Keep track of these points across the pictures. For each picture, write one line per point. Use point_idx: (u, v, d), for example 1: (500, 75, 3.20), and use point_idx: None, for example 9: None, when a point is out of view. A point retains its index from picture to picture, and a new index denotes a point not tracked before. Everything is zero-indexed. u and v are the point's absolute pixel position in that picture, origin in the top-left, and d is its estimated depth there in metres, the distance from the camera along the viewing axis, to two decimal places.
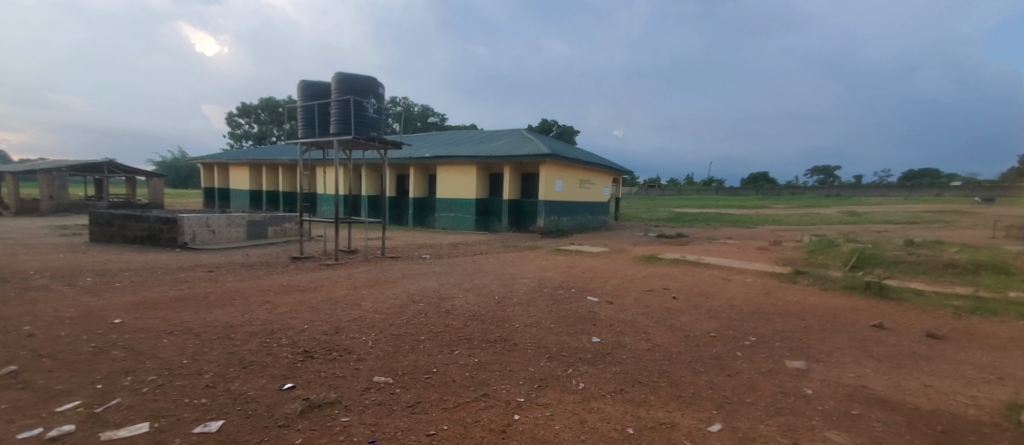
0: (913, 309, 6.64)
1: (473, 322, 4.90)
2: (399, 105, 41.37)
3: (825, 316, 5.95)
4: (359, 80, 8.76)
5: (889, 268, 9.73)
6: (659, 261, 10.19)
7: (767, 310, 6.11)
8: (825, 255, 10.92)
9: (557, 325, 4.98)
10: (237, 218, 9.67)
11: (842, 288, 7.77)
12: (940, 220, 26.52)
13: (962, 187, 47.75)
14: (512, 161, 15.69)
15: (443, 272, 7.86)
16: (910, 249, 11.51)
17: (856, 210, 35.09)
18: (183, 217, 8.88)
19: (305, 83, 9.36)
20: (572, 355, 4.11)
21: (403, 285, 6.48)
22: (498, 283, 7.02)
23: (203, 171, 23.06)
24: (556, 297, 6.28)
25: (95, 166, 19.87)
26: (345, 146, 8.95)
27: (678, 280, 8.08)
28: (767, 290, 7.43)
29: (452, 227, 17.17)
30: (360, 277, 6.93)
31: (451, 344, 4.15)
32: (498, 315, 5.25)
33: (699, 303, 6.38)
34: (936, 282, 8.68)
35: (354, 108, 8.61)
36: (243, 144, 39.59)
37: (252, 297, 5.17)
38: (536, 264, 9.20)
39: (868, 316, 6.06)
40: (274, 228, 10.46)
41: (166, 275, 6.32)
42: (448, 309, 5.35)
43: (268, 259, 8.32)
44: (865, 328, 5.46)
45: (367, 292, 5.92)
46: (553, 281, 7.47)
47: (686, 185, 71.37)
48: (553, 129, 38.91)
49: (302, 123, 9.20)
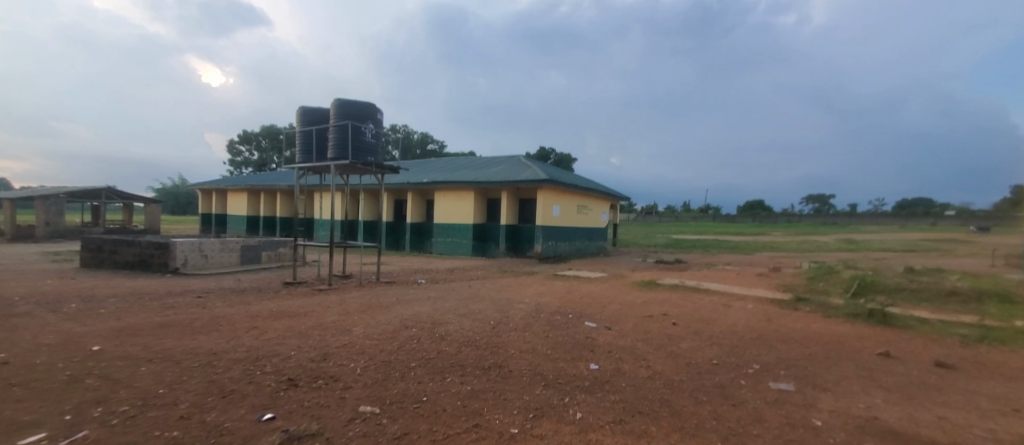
0: (918, 337, 6.49)
1: (467, 348, 4.73)
2: (399, 132, 41.76)
3: (830, 343, 5.80)
4: (358, 105, 8.75)
5: (891, 296, 9.58)
6: (658, 287, 10.03)
7: (770, 337, 5.96)
8: (825, 282, 10.77)
9: (555, 351, 4.81)
10: (230, 242, 9.52)
11: (845, 315, 7.62)
12: (937, 248, 26.53)
13: (957, 216, 48.05)
14: (509, 186, 15.68)
15: (438, 297, 7.70)
16: (910, 276, 11.40)
17: (854, 238, 35.13)
18: (176, 242, 8.74)
19: (303, 108, 9.33)
20: (569, 382, 3.95)
21: (397, 311, 6.31)
22: (494, 309, 6.85)
23: (200, 197, 23.00)
24: (553, 323, 6.12)
25: (93, 192, 19.79)
26: (342, 170, 8.89)
27: (678, 306, 7.91)
28: (769, 317, 7.27)
29: (449, 253, 17.03)
30: (353, 302, 6.76)
31: (443, 371, 3.99)
32: (493, 341, 5.09)
33: (700, 329, 6.22)
34: (940, 310, 8.52)
35: (352, 133, 8.57)
36: (243, 170, 39.73)
37: (240, 323, 5.00)
38: (533, 290, 9.04)
39: (874, 344, 5.91)
40: (268, 253, 10.32)
41: (154, 301, 6.16)
42: (441, 335, 5.19)
43: (260, 284, 8.15)
44: (872, 356, 5.31)
45: (359, 317, 5.75)
46: (550, 306, 7.30)
47: (683, 212, 71.65)
48: (551, 157, 39.16)
49: (300, 148, 9.14)
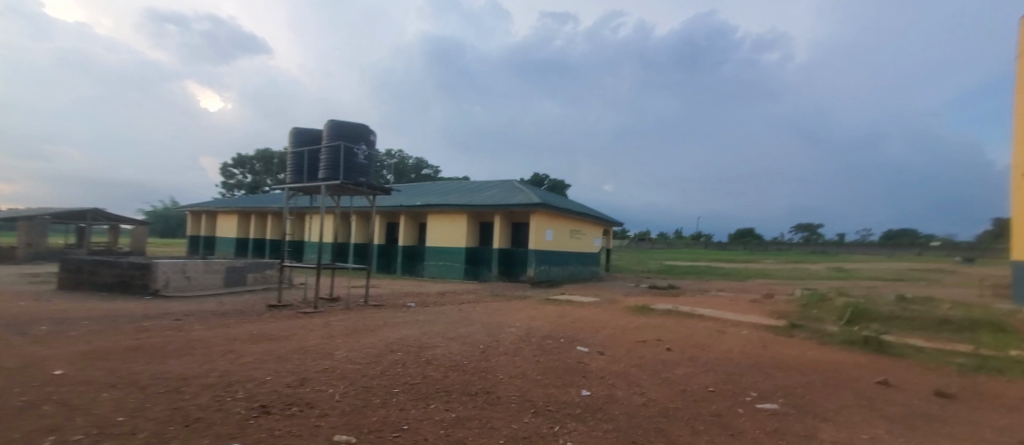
0: (916, 365, 6.36)
1: (453, 373, 4.55)
2: (393, 157, 41.88)
3: (827, 371, 5.66)
4: (351, 126, 8.60)
5: (885, 323, 9.47)
6: (651, 312, 9.86)
7: (766, 364, 5.81)
8: (819, 309, 10.66)
9: (545, 377, 4.63)
10: (215, 263, 9.29)
11: (840, 342, 7.48)
12: (927, 278, 26.66)
13: (944, 246, 48.63)
14: (502, 210, 15.60)
15: (427, 320, 7.49)
16: (904, 304, 11.33)
17: (844, 266, 35.27)
18: (158, 263, 8.50)
19: (296, 129, 9.15)
20: (559, 410, 3.76)
21: (383, 334, 6.11)
22: (483, 333, 6.64)
23: (189, 218, 22.70)
24: (544, 347, 5.94)
25: (79, 214, 19.40)
26: (333, 191, 8.70)
27: (672, 332, 7.74)
28: (764, 343, 7.12)
29: (440, 276, 16.80)
30: (338, 325, 6.54)
31: (427, 397, 3.80)
32: (481, 365, 4.91)
33: (695, 355, 6.06)
34: (935, 338, 8.41)
35: (343, 154, 8.41)
36: (234, 193, 39.52)
37: (216, 347, 4.78)
38: (524, 314, 8.84)
39: (872, 372, 5.77)
40: (254, 275, 10.08)
41: (128, 323, 5.91)
42: (428, 359, 5.00)
43: (243, 307, 7.91)
44: (871, 385, 5.17)
45: (343, 340, 5.55)
46: (541, 331, 7.11)
47: (675, 239, 71.93)
48: (545, 182, 39.30)
49: (290, 169, 8.95)
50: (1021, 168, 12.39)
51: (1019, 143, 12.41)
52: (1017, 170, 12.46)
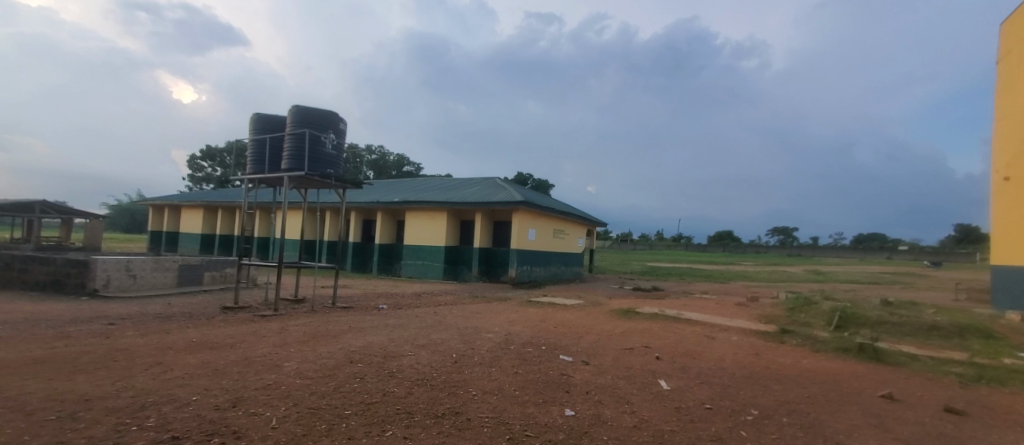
0: (916, 376, 6.00)
1: (419, 389, 3.97)
2: (374, 153, 40.94)
3: (827, 382, 5.24)
4: (318, 113, 7.81)
5: (874, 329, 9.15)
6: (636, 316, 9.41)
7: (762, 375, 5.37)
8: (806, 313, 10.36)
9: (523, 392, 4.10)
10: (165, 261, 8.50)
11: (834, 349, 7.06)
12: (899, 281, 27.07)
13: (912, 251, 49.98)
14: (483, 207, 15.01)
15: (397, 324, 6.89)
16: (889, 309, 11.10)
17: (820, 269, 35.65)
18: (96, 260, 7.68)
19: (257, 115, 8.23)
20: (539, 436, 3.22)
21: (345, 341, 5.48)
22: (457, 339, 6.07)
23: (151, 213, 21.54)
24: (523, 356, 5.40)
25: (25, 206, 17.90)
26: (298, 183, 7.92)
27: (660, 338, 7.27)
28: (757, 351, 6.70)
29: (419, 276, 16.15)
30: (296, 331, 5.90)
31: (384, 421, 3.23)
32: (452, 379, 4.34)
33: (687, 365, 5.59)
34: (926, 344, 8.12)
35: (309, 142, 7.63)
36: (203, 187, 37.99)
37: (141, 358, 4.14)
38: (503, 317, 8.31)
39: (874, 383, 5.37)
40: (211, 274, 9.33)
41: (49, 329, 5.19)
42: (392, 371, 4.42)
43: (192, 310, 7.20)
44: (875, 399, 4.75)
45: (298, 349, 4.92)
46: (522, 337, 6.56)
47: (655, 241, 72.33)
48: (528, 182, 38.82)
49: (251, 157, 8.08)
50: (999, 173, 12.31)
51: (999, 147, 12.31)
52: (997, 175, 12.39)
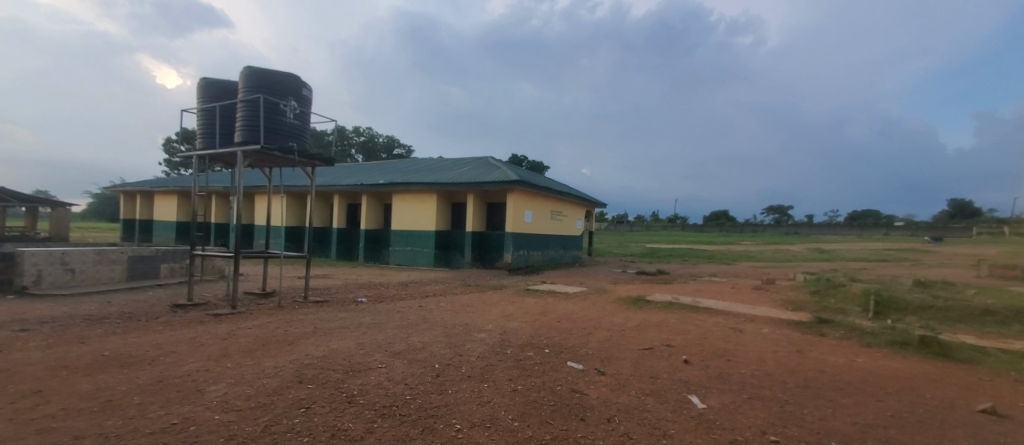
0: (1000, 376, 4.92)
1: (382, 424, 2.90)
2: (364, 135, 39.54)
3: (907, 391, 4.14)
4: (275, 75, 6.65)
5: (916, 316, 8.10)
6: (648, 305, 8.36)
7: (820, 383, 4.33)
8: (835, 298, 9.32)
9: (525, 425, 3.02)
10: (110, 252, 7.56)
11: (888, 342, 5.97)
12: (905, 257, 26.20)
13: (910, 227, 49.33)
14: (475, 188, 13.88)
15: (371, 324, 5.79)
16: (925, 291, 10.00)
17: (821, 247, 34.76)
18: (26, 253, 6.74)
19: (206, 80, 7.06)
20: None
21: (302, 348, 4.44)
22: (443, 342, 5.00)
23: (124, 199, 20.40)
24: (523, 365, 4.34)
25: None
26: (256, 160, 6.78)
27: (681, 333, 6.24)
28: (798, 348, 5.66)
29: (409, 263, 15.10)
30: (244, 335, 4.86)
31: None
32: (430, 405, 3.26)
33: (724, 371, 4.56)
34: (984, 334, 7.05)
35: (264, 110, 6.47)
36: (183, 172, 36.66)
37: (8, 398, 3.09)
38: (498, 310, 7.25)
39: (962, 390, 4.28)
40: (169, 265, 8.36)
41: None
42: (351, 395, 3.34)
43: (134, 309, 6.17)
44: (978, 416, 3.68)
45: (236, 363, 3.87)
46: (520, 336, 5.51)
47: (652, 221, 71.57)
48: (522, 163, 37.67)
49: (200, 131, 6.92)
50: None
51: None
52: None
